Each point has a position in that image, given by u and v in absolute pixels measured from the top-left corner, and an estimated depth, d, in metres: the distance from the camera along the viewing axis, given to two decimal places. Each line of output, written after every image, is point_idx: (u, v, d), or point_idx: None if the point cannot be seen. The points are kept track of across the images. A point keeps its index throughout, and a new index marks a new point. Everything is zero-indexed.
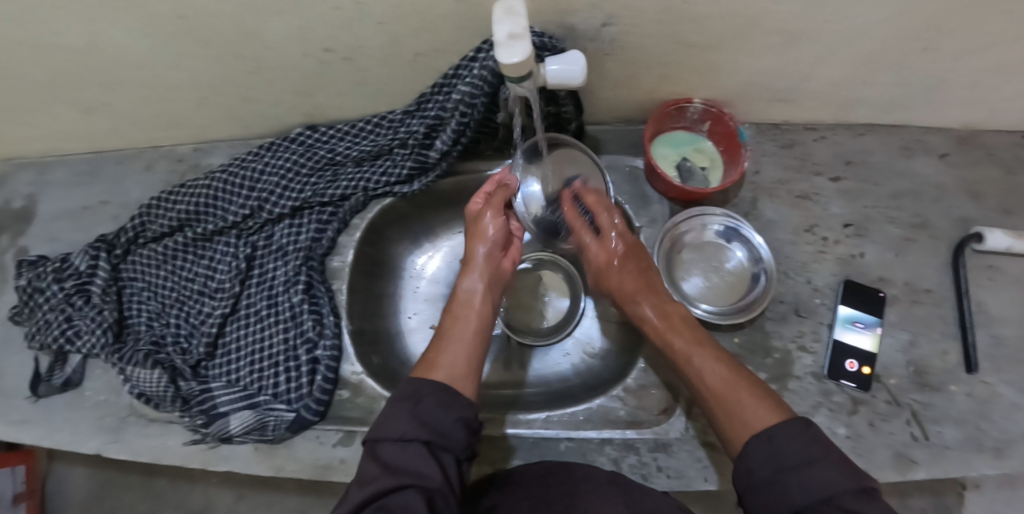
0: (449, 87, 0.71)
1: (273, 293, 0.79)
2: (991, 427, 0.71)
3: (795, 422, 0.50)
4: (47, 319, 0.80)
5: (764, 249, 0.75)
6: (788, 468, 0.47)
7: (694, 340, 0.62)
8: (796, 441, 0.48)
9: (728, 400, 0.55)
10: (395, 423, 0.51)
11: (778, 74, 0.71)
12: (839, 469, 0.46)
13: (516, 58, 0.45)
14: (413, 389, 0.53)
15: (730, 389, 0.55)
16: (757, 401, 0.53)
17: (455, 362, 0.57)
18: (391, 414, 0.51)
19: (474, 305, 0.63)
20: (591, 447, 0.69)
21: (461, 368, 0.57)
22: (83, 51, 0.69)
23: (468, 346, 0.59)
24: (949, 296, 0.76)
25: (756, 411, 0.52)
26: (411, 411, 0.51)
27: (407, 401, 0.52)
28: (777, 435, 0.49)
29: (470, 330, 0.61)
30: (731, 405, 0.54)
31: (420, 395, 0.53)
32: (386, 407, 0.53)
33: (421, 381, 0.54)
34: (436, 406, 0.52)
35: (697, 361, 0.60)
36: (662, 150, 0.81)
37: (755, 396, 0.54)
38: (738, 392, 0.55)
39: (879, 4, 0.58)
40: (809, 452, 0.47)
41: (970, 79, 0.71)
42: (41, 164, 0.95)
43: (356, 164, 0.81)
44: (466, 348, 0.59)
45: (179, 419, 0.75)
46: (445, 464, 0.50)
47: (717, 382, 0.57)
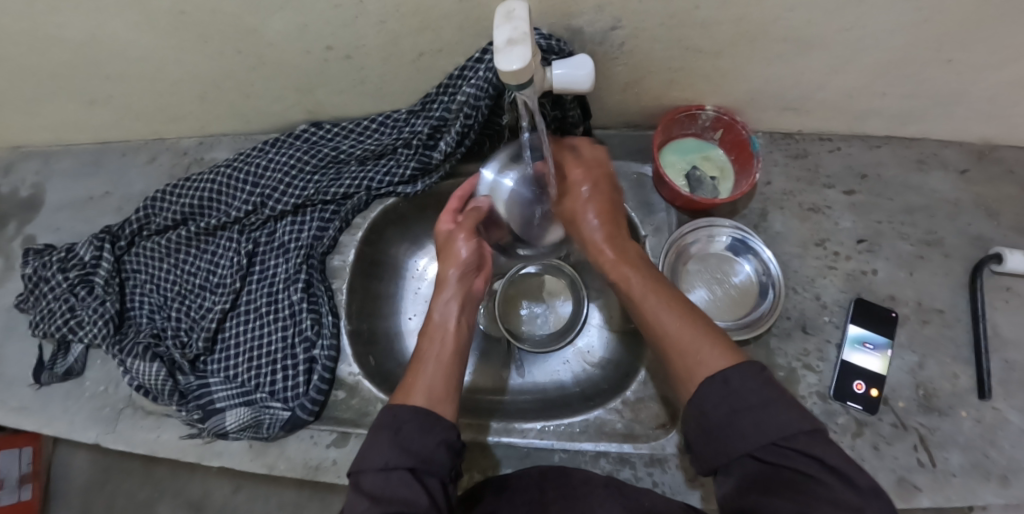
0: (454, 88, 0.69)
1: (273, 291, 0.79)
2: (999, 454, 0.68)
3: (750, 365, 0.47)
4: (50, 309, 0.81)
5: (772, 264, 0.73)
6: (746, 411, 0.44)
7: (651, 289, 0.58)
8: (755, 385, 0.45)
9: (680, 341, 0.51)
10: (374, 451, 0.50)
11: (790, 82, 0.69)
12: (793, 409, 0.43)
13: (515, 64, 0.43)
14: (391, 416, 0.52)
15: (679, 330, 0.52)
16: (707, 342, 0.50)
17: (433, 383, 0.56)
18: (368, 442, 0.51)
19: (448, 328, 0.62)
20: (585, 459, 0.69)
21: (435, 385, 0.56)
22: (87, 43, 0.69)
23: (442, 363, 0.58)
24: (962, 318, 0.74)
25: (709, 352, 0.49)
26: (392, 441, 0.50)
27: (386, 429, 0.51)
28: (733, 374, 0.46)
29: (444, 348, 0.60)
30: (682, 342, 0.51)
31: (399, 423, 0.52)
32: (367, 436, 0.52)
33: (398, 407, 0.53)
34: (415, 431, 0.51)
35: (650, 301, 0.56)
36: (670, 156, 0.79)
37: (709, 336, 0.51)
38: (690, 331, 0.51)
39: (898, 13, 0.56)
40: (766, 393, 0.44)
41: (991, 93, 0.68)
42: (50, 153, 0.96)
43: (359, 163, 0.80)
44: (440, 368, 0.58)
45: (176, 413, 0.76)
46: (432, 489, 0.49)
47: (670, 329, 0.53)
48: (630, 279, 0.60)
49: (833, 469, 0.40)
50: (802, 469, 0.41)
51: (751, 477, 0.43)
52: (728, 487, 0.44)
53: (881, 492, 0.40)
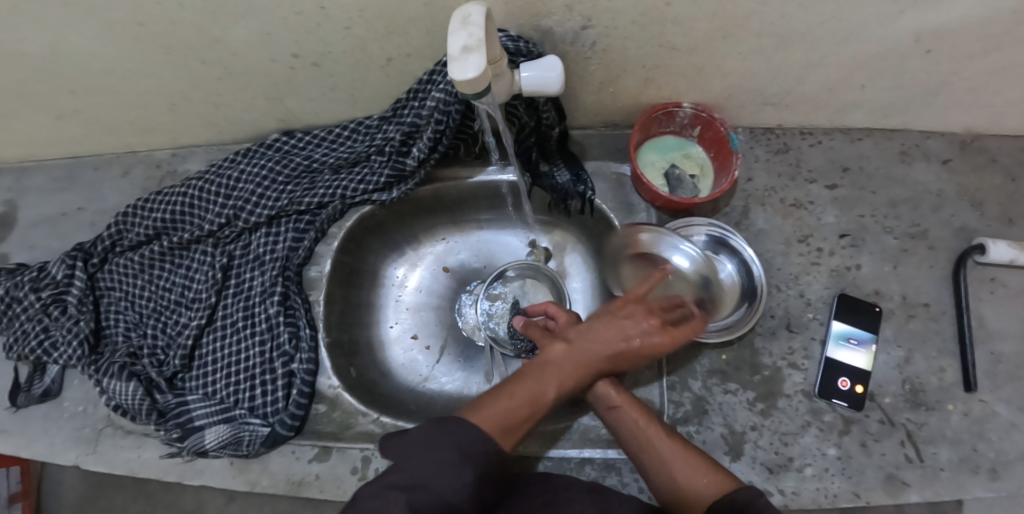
0: (424, 93, 0.68)
1: (249, 304, 0.77)
2: (987, 447, 0.68)
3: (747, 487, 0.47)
4: (24, 330, 0.79)
5: (755, 264, 0.72)
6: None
7: (652, 427, 0.55)
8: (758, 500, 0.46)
9: (681, 467, 0.51)
10: (447, 479, 0.44)
11: (769, 78, 0.68)
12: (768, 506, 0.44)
13: (470, 73, 0.42)
14: (471, 446, 0.45)
15: (683, 459, 0.52)
16: (709, 468, 0.51)
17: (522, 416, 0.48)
18: (445, 461, 0.45)
19: (555, 368, 0.51)
20: (570, 466, 0.68)
21: (517, 430, 0.48)
22: (47, 59, 0.67)
23: (535, 414, 0.49)
24: (948, 310, 0.73)
25: (708, 478, 0.50)
26: (472, 481, 0.45)
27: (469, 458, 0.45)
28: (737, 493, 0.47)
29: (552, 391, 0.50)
30: (694, 477, 0.50)
31: (481, 460, 0.46)
32: (438, 435, 0.46)
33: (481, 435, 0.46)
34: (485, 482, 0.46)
35: (653, 436, 0.54)
36: (649, 155, 0.78)
37: (709, 464, 0.51)
38: (694, 462, 0.51)
39: (874, 5, 0.55)
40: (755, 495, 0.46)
41: (973, 83, 0.67)
42: (21, 169, 0.94)
43: (333, 171, 0.78)
44: (532, 417, 0.49)
45: (155, 432, 0.75)
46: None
47: (665, 461, 0.52)
48: (631, 419, 0.55)
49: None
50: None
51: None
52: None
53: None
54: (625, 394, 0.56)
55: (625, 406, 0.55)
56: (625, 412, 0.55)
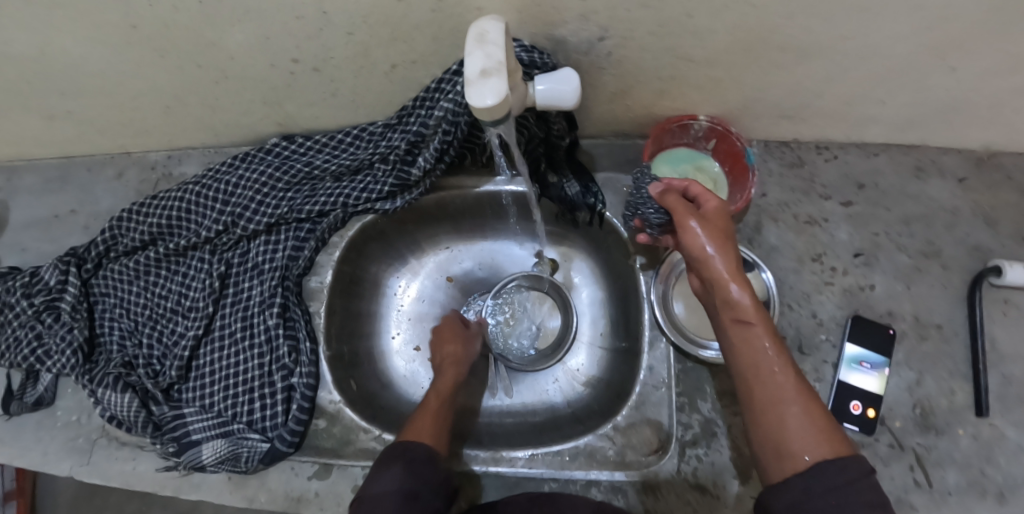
0: (431, 101, 0.65)
1: (248, 315, 0.75)
2: (996, 471, 0.67)
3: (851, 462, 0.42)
4: (15, 337, 0.77)
5: (771, 284, 0.71)
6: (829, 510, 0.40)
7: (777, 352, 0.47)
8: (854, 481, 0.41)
9: (790, 410, 0.45)
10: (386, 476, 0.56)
11: (787, 92, 0.66)
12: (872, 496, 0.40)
13: (489, 99, 0.39)
14: (401, 450, 0.59)
15: (795, 400, 0.45)
16: (817, 425, 0.44)
17: (426, 431, 0.61)
18: (383, 468, 0.57)
19: (437, 389, 0.67)
20: (576, 487, 0.67)
21: (438, 436, 0.62)
22: (34, 59, 0.64)
23: (441, 421, 0.64)
24: (960, 332, 0.71)
25: (818, 432, 0.43)
26: (405, 469, 0.57)
27: (399, 460, 0.57)
28: (846, 463, 0.42)
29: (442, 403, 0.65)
30: (810, 431, 0.44)
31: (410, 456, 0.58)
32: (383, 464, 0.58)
33: (404, 447, 0.59)
34: (423, 462, 0.58)
35: (773, 365, 0.46)
36: (662, 168, 0.73)
37: (823, 423, 0.44)
38: (803, 409, 0.45)
39: (902, 21, 0.53)
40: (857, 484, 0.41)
41: (995, 101, 0.65)
42: (11, 169, 0.91)
43: (335, 179, 0.76)
44: (441, 424, 0.63)
45: (151, 445, 0.73)
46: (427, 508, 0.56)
47: (772, 388, 0.46)
48: (760, 344, 0.47)
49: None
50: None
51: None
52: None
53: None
54: (762, 313, 0.48)
55: (759, 327, 0.47)
56: (757, 333, 0.47)
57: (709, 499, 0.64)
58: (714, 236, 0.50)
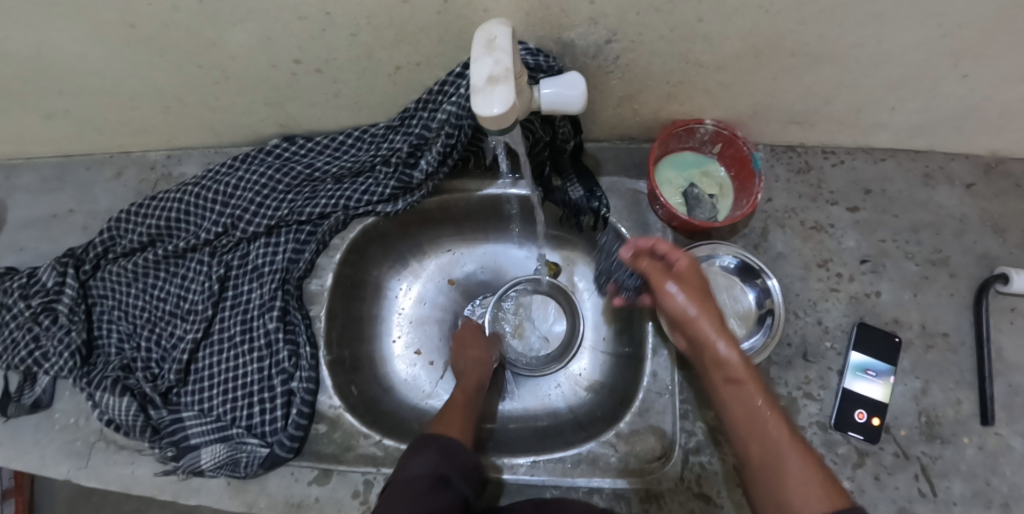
0: (434, 103, 0.64)
1: (247, 318, 0.74)
2: (1001, 482, 0.66)
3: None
4: (13, 339, 0.76)
5: (776, 291, 0.69)
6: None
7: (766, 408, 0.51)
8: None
9: (792, 465, 0.47)
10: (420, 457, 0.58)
11: (796, 97, 0.65)
12: None
13: (496, 108, 0.38)
14: (432, 439, 0.60)
15: (795, 454, 0.48)
16: (818, 482, 0.46)
17: (455, 423, 0.63)
18: (415, 451, 0.59)
19: (465, 387, 0.69)
20: (578, 495, 0.66)
21: (465, 428, 0.64)
22: (32, 58, 0.63)
23: (470, 416, 0.66)
24: (966, 340, 0.71)
25: (818, 487, 0.45)
26: (438, 450, 0.59)
27: (432, 445, 0.59)
28: None
29: (469, 399, 0.68)
30: (814, 486, 0.45)
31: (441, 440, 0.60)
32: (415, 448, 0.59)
33: (434, 435, 0.61)
34: (454, 450, 0.59)
35: (769, 424, 0.50)
36: (666, 173, 0.75)
37: (826, 479, 0.46)
38: (803, 464, 0.47)
39: (916, 27, 0.52)
40: None
41: (1007, 108, 0.64)
42: (9, 166, 0.90)
43: (336, 181, 0.75)
44: (469, 418, 0.65)
45: (149, 449, 0.72)
46: (456, 495, 0.56)
47: (763, 440, 0.50)
48: (750, 396, 0.52)
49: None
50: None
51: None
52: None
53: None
54: (751, 373, 0.53)
55: (748, 384, 0.53)
56: (747, 389, 0.52)
57: (713, 508, 0.64)
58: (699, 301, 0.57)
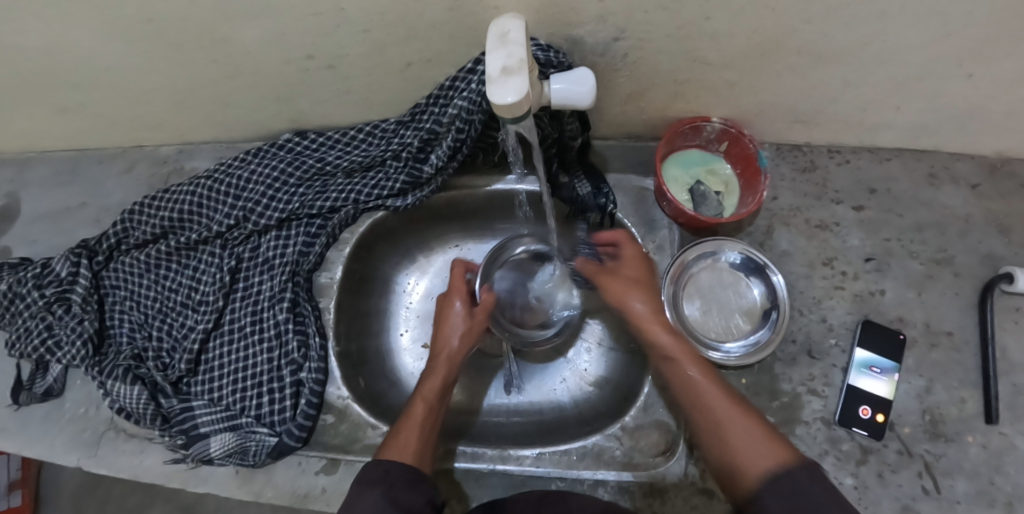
0: (445, 99, 0.65)
1: (258, 309, 0.75)
2: (1005, 481, 0.66)
3: (793, 462, 0.43)
4: (26, 328, 0.77)
5: (782, 288, 0.70)
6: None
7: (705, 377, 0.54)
8: (806, 480, 0.42)
9: (731, 427, 0.48)
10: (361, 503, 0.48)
11: (801, 96, 0.66)
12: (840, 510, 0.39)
13: (511, 97, 0.39)
14: (381, 473, 0.51)
15: (734, 420, 0.49)
16: (759, 439, 0.46)
17: (411, 439, 0.56)
18: (356, 493, 0.49)
19: (426, 391, 0.61)
20: (582, 487, 0.67)
21: (422, 448, 0.56)
22: (50, 52, 0.64)
23: (427, 429, 0.58)
24: (970, 339, 0.71)
25: (767, 445, 0.46)
26: (384, 495, 0.49)
27: (378, 484, 0.50)
28: (791, 468, 0.43)
29: (430, 408, 0.60)
30: (753, 446, 0.46)
31: (391, 478, 0.51)
32: (359, 486, 0.50)
33: (385, 462, 0.52)
34: (405, 487, 0.50)
35: (708, 395, 0.52)
36: (673, 171, 0.75)
37: (767, 436, 0.47)
38: (739, 424, 0.48)
39: (921, 27, 0.52)
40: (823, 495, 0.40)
41: (1012, 108, 0.64)
42: (23, 160, 0.91)
43: (347, 175, 0.76)
44: (428, 434, 0.58)
45: (158, 437, 0.73)
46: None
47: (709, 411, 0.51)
48: (689, 373, 0.54)
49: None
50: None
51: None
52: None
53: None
54: (688, 352, 0.56)
55: (682, 362, 0.55)
56: (681, 366, 0.55)
57: (716, 503, 0.65)
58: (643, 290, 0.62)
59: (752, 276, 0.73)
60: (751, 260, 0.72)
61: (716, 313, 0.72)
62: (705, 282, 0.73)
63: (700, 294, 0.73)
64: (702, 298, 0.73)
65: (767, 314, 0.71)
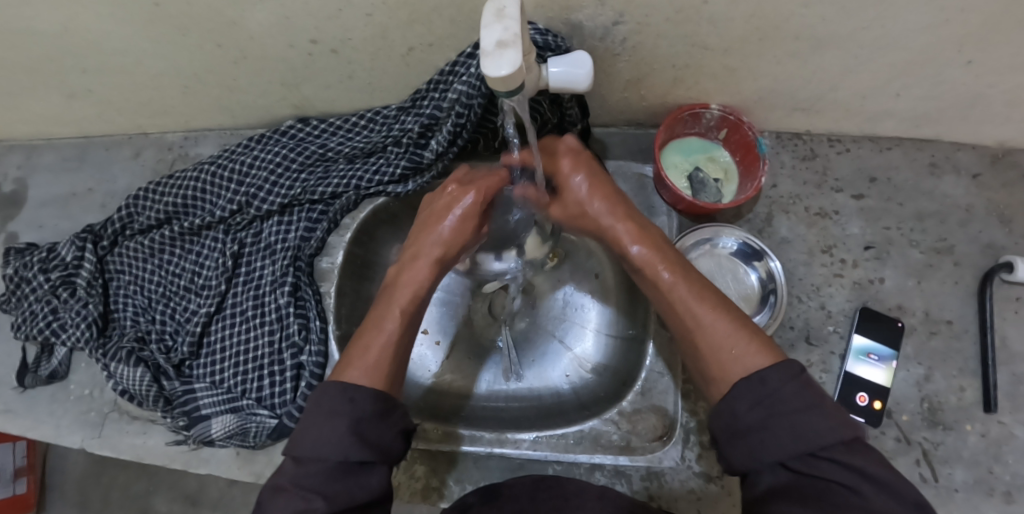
0: (445, 84, 0.66)
1: (259, 293, 0.76)
2: (1003, 470, 0.66)
3: (786, 367, 0.44)
4: (32, 311, 0.78)
5: (778, 269, 0.71)
6: (775, 416, 0.42)
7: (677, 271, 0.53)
8: (792, 384, 0.43)
9: (715, 333, 0.48)
10: (324, 440, 0.45)
11: (802, 82, 0.66)
12: (825, 418, 0.40)
13: (504, 70, 0.39)
14: (347, 403, 0.48)
15: (716, 331, 0.48)
16: (746, 344, 0.46)
17: (380, 364, 0.51)
18: (321, 427, 0.46)
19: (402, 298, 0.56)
20: (580, 470, 0.69)
21: (391, 375, 0.51)
22: (59, 36, 0.65)
23: (398, 350, 0.53)
24: (970, 328, 0.71)
25: (747, 350, 0.46)
26: (350, 429, 0.46)
27: (345, 415, 0.47)
28: (779, 373, 0.43)
29: (404, 322, 0.54)
30: (741, 352, 0.46)
31: (359, 412, 0.47)
32: (322, 415, 0.47)
33: (346, 390, 0.48)
34: (373, 422, 0.48)
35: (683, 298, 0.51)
36: (672, 157, 0.76)
37: (749, 336, 0.47)
38: (721, 329, 0.48)
39: (922, 12, 0.52)
40: (803, 397, 0.42)
41: (1013, 96, 0.64)
42: (32, 147, 0.93)
43: (348, 160, 0.76)
44: (397, 355, 0.53)
45: (161, 419, 0.75)
46: (377, 481, 0.46)
47: (698, 321, 0.50)
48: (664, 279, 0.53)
49: (866, 478, 0.38)
50: (833, 480, 0.38)
51: (783, 486, 0.40)
52: (759, 493, 0.41)
53: (917, 508, 0.37)
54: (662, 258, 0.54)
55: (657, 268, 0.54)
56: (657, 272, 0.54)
57: (712, 486, 0.67)
58: (603, 196, 0.58)
59: (751, 263, 0.73)
60: (753, 247, 0.72)
61: None
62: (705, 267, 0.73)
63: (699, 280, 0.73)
64: None
65: (766, 299, 0.71)
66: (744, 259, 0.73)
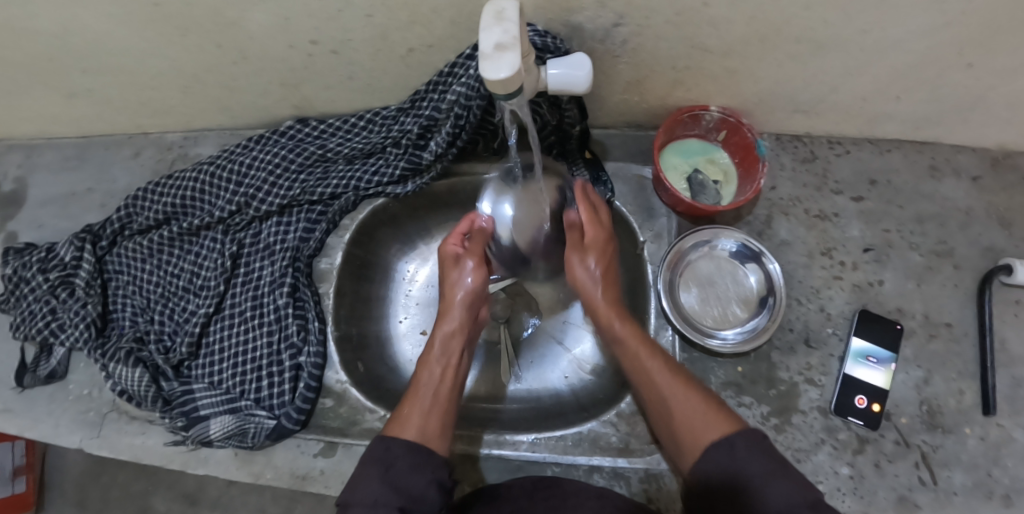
0: (444, 85, 0.65)
1: (258, 294, 0.76)
2: (1003, 473, 0.66)
3: (748, 432, 0.47)
4: (31, 311, 0.78)
5: (777, 273, 0.70)
6: (742, 480, 0.44)
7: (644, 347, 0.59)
8: (755, 450, 0.45)
9: (688, 407, 0.52)
10: (361, 486, 0.47)
11: (802, 84, 0.66)
12: (793, 479, 0.43)
13: (504, 73, 0.39)
14: (382, 450, 0.50)
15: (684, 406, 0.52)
16: (711, 414, 0.50)
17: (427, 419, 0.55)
18: (362, 474, 0.48)
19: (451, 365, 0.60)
20: (579, 473, 0.68)
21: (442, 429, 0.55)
22: (58, 35, 0.65)
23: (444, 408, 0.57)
24: (970, 331, 0.71)
25: (712, 419, 0.50)
26: (383, 477, 0.48)
27: (377, 463, 0.49)
28: (742, 438, 0.47)
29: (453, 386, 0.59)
30: (708, 421, 0.50)
31: (391, 459, 0.50)
32: (363, 464, 0.49)
33: (389, 440, 0.51)
34: (407, 470, 0.49)
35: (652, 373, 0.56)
36: (672, 159, 0.76)
37: (709, 404, 0.51)
38: (687, 399, 0.53)
39: (923, 14, 0.52)
40: (766, 462, 0.44)
41: (1013, 99, 0.64)
42: (31, 146, 0.92)
43: (347, 161, 0.77)
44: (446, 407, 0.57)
45: (159, 419, 0.74)
46: None
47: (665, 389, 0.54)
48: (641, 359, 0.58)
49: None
50: None
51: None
52: None
53: None
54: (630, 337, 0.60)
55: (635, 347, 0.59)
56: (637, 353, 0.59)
57: None
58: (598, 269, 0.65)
59: (752, 265, 0.73)
60: (753, 249, 0.72)
61: (712, 302, 0.72)
62: (702, 270, 0.74)
63: (696, 282, 0.73)
64: (697, 287, 0.73)
65: (765, 301, 0.71)
66: (743, 260, 0.73)
